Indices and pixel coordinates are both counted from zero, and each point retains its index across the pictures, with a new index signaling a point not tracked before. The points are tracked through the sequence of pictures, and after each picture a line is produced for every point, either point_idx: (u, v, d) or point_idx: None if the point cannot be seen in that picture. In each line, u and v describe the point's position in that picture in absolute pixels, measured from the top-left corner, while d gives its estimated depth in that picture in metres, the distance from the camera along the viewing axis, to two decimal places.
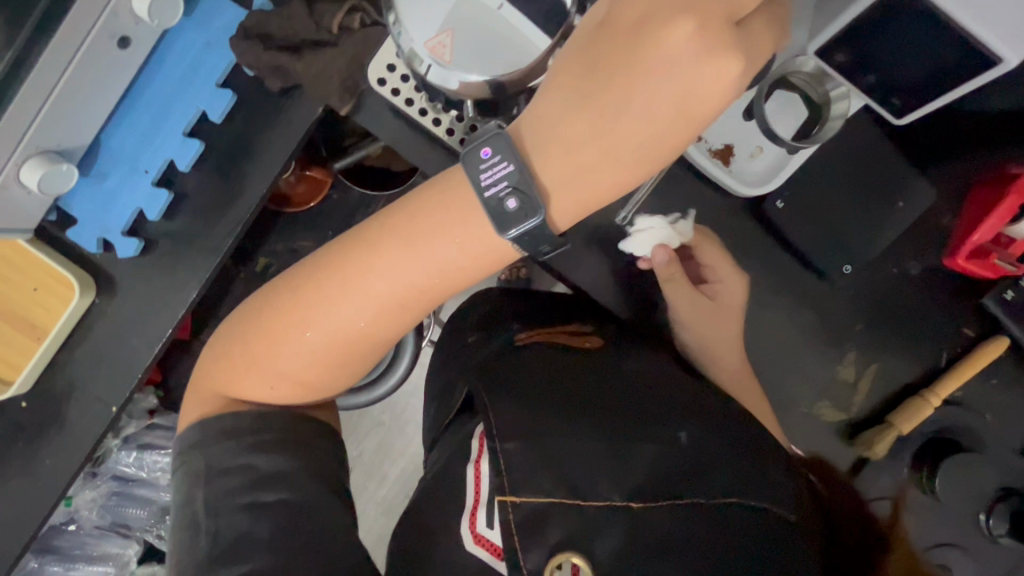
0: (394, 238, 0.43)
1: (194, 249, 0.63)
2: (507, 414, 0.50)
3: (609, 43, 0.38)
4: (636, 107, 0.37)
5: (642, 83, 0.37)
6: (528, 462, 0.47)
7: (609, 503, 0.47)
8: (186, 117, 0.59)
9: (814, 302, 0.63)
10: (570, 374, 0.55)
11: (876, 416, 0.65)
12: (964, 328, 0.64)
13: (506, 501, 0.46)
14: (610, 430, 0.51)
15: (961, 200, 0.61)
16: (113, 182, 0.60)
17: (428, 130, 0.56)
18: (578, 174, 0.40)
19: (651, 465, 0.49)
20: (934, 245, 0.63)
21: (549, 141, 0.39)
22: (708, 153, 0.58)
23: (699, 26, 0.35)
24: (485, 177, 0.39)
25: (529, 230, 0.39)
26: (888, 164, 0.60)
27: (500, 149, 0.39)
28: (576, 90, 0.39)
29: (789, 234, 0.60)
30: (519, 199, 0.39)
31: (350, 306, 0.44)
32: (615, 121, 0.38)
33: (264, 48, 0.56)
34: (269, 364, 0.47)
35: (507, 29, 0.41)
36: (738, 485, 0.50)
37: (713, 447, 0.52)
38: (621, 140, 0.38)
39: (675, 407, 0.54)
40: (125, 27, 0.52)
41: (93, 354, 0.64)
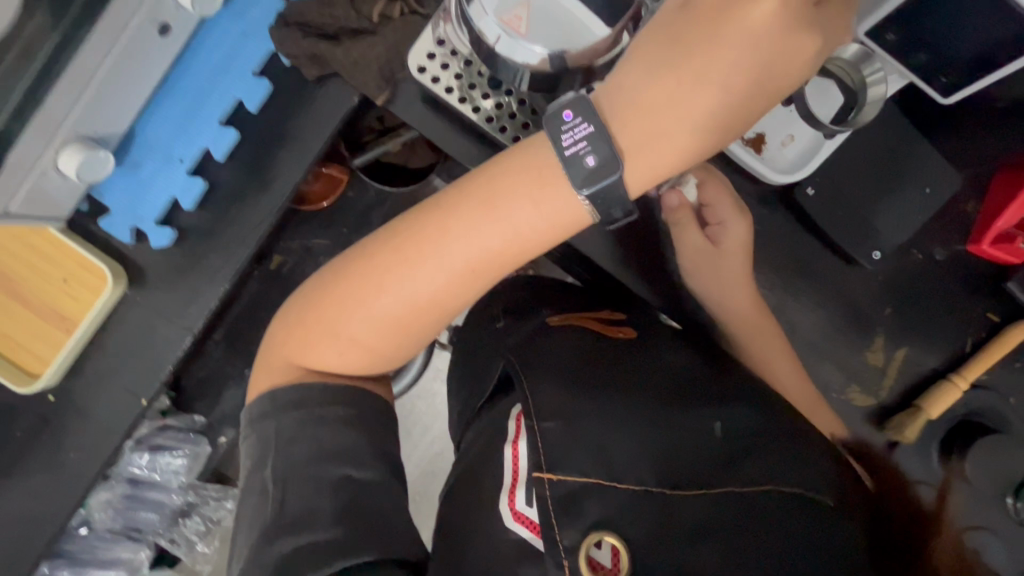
0: (471, 199, 0.42)
1: (227, 238, 0.62)
2: (553, 393, 0.48)
3: (689, 18, 0.38)
4: (715, 77, 0.37)
5: (722, 54, 0.37)
6: (568, 440, 0.45)
7: (643, 488, 0.43)
8: (222, 106, 0.59)
9: (840, 288, 0.65)
10: (613, 355, 0.54)
11: (904, 400, 0.67)
12: (987, 311, 0.66)
13: (542, 477, 0.43)
14: (647, 414, 0.48)
15: (980, 186, 0.64)
16: (147, 171, 0.59)
17: (468, 118, 0.56)
18: (651, 143, 0.39)
19: (681, 447, 0.46)
20: (957, 231, 0.65)
21: (625, 111, 0.39)
22: (742, 141, 0.59)
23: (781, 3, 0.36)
24: (566, 138, 0.39)
25: (603, 188, 0.39)
26: (916, 153, 0.61)
27: (582, 111, 0.39)
28: (658, 60, 0.38)
29: (821, 222, 0.61)
30: (597, 157, 0.39)
31: (431, 268, 0.43)
32: (688, 92, 0.38)
33: (303, 36, 0.57)
34: (342, 328, 0.46)
35: (565, 11, 0.42)
36: (773, 474, 0.46)
37: (746, 432, 0.49)
38: (697, 110, 0.38)
39: (712, 396, 0.51)
40: (167, 13, 0.52)
41: (123, 344, 0.63)
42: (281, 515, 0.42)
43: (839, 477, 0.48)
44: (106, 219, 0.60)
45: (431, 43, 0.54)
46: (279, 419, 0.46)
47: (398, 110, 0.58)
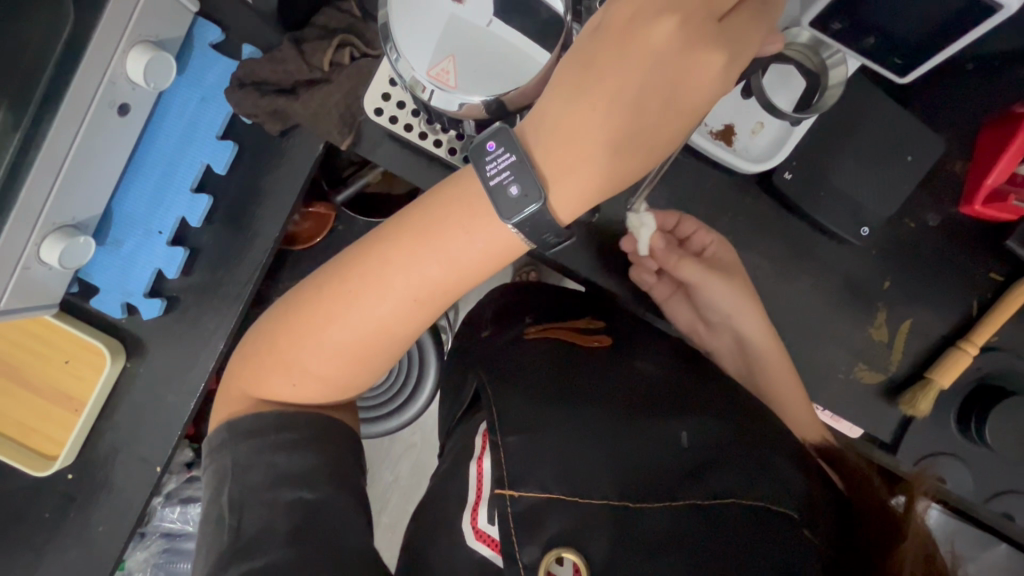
0: (409, 227, 0.40)
1: (216, 299, 0.63)
2: (518, 413, 0.48)
3: (601, 44, 0.36)
4: (631, 97, 0.36)
5: (633, 76, 0.36)
6: (530, 455, 0.45)
7: (605, 502, 0.43)
8: (192, 173, 0.60)
9: (833, 268, 0.63)
10: (583, 371, 0.54)
11: (915, 372, 0.65)
12: (991, 272, 0.64)
13: (503, 495, 0.44)
14: (613, 427, 0.48)
15: (966, 145, 0.62)
16: (129, 247, 0.61)
17: (430, 152, 0.56)
18: (575, 168, 0.37)
19: (646, 463, 0.46)
20: (949, 194, 0.63)
21: (546, 138, 0.37)
22: (710, 135, 0.58)
23: (684, 20, 0.34)
24: (489, 168, 0.37)
25: (530, 218, 0.37)
26: (896, 121, 0.59)
27: (504, 141, 0.37)
28: (574, 87, 0.37)
29: (800, 202, 0.60)
30: (521, 185, 0.37)
31: (373, 299, 0.41)
32: (605, 116, 0.36)
33: (260, 94, 0.57)
34: (294, 359, 0.45)
35: (501, 43, 0.42)
36: (742, 486, 0.44)
37: (716, 442, 0.48)
38: (618, 133, 0.37)
39: (683, 408, 0.50)
40: (122, 94, 0.53)
41: (132, 416, 0.65)
42: (237, 538, 0.41)
43: (809, 484, 0.46)
44: (96, 299, 0.62)
45: (386, 82, 0.55)
46: (236, 447, 0.44)
47: (363, 153, 0.58)
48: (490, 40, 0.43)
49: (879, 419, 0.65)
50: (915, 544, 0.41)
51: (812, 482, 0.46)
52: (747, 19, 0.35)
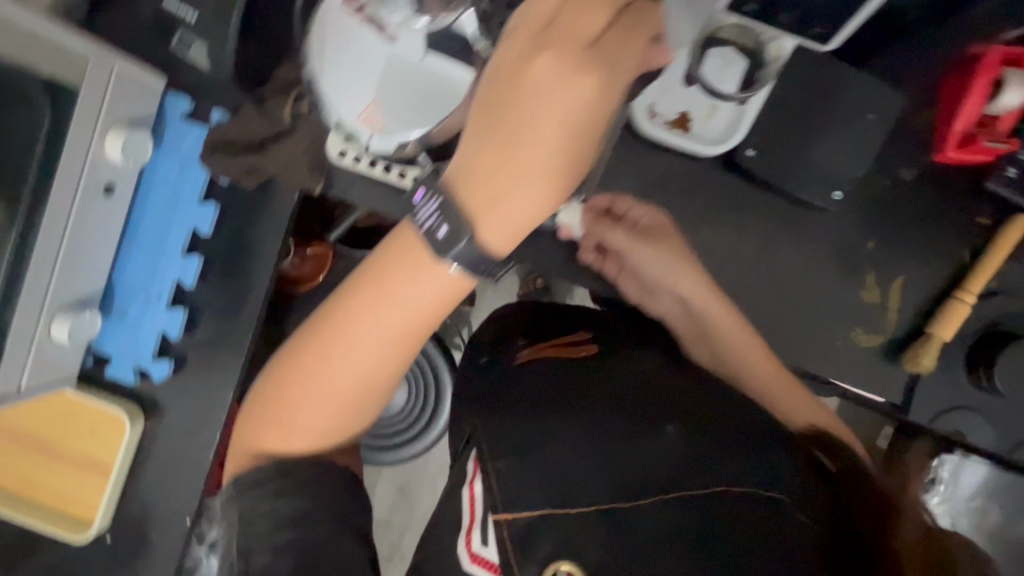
0: (367, 279, 0.42)
1: (220, 353, 0.67)
2: (506, 437, 0.48)
3: (496, 84, 0.35)
4: (536, 126, 0.34)
5: (533, 107, 0.34)
6: (522, 475, 0.45)
7: (598, 507, 0.43)
8: (182, 237, 0.64)
9: (810, 236, 0.63)
10: (571, 385, 0.54)
11: (916, 329, 0.64)
12: (979, 217, 0.62)
13: (500, 519, 0.43)
14: (603, 434, 0.48)
15: (929, 93, 0.61)
16: (134, 315, 0.64)
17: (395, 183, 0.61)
18: (498, 203, 0.36)
19: (637, 467, 0.45)
20: (921, 145, 0.62)
21: (463, 181, 0.37)
22: (666, 125, 0.60)
23: (561, 43, 0.33)
24: (420, 215, 0.38)
25: (462, 258, 0.38)
26: (854, 81, 0.59)
27: (431, 189, 0.38)
28: (480, 128, 0.36)
29: (767, 176, 0.61)
30: (450, 225, 0.37)
31: (353, 347, 0.43)
32: (514, 149, 0.35)
33: (232, 155, 0.60)
34: (284, 414, 0.47)
35: (434, 78, 0.45)
36: (734, 475, 0.44)
37: (707, 436, 0.47)
38: (531, 164, 0.35)
39: (671, 408, 0.51)
40: (106, 175, 0.57)
41: (158, 473, 0.68)
42: None
43: (802, 472, 0.46)
44: (110, 367, 0.65)
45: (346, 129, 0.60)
46: (240, 498, 0.46)
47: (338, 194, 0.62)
48: (424, 76, 0.45)
49: (886, 381, 0.64)
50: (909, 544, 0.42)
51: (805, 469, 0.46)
52: (629, 25, 0.34)
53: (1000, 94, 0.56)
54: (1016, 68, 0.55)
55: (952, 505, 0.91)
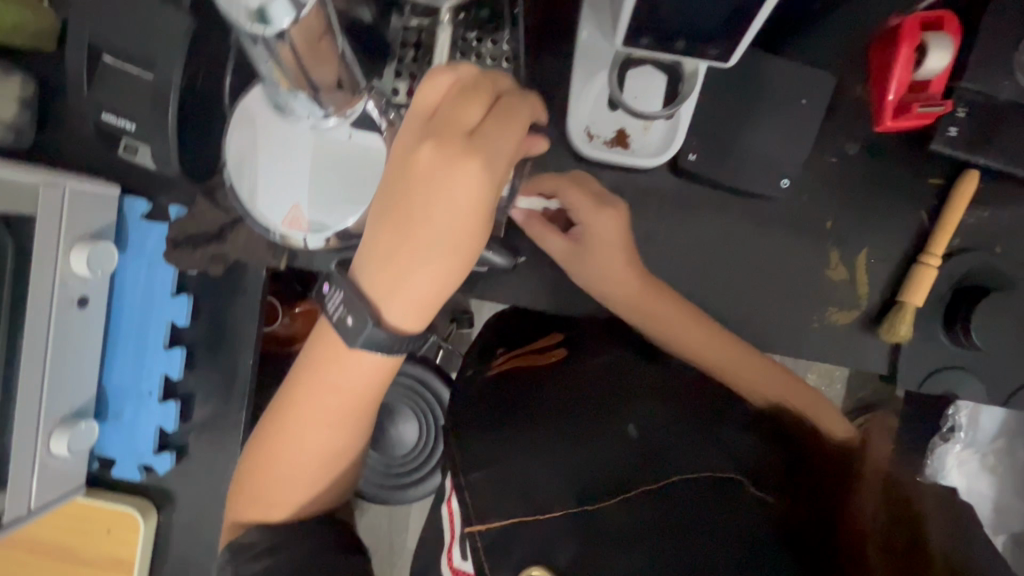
0: (322, 347, 0.45)
1: (218, 434, 0.68)
2: (471, 451, 0.48)
3: (391, 169, 0.39)
4: (423, 207, 0.38)
5: (420, 193, 0.38)
6: (493, 487, 0.44)
7: (567, 512, 0.42)
8: (161, 333, 0.65)
9: (769, 225, 0.64)
10: (534, 391, 0.56)
11: (888, 298, 0.64)
12: (930, 178, 0.63)
13: (473, 530, 0.42)
14: (563, 437, 0.48)
15: (859, 66, 0.61)
16: (130, 414, 0.66)
17: None
18: (397, 280, 0.39)
19: (599, 465, 0.45)
20: (860, 118, 0.62)
21: (368, 260, 0.40)
22: (606, 145, 0.61)
23: (436, 142, 0.37)
24: (329, 307, 0.41)
25: (369, 340, 0.40)
26: (780, 70, 0.59)
27: (335, 282, 0.41)
28: (381, 206, 0.39)
29: (713, 176, 0.62)
30: (354, 314, 0.40)
31: (325, 406, 0.46)
32: (408, 230, 0.39)
33: (194, 247, 0.62)
34: (274, 484, 0.50)
35: (362, 155, 0.48)
36: (685, 467, 0.46)
37: (665, 437, 0.49)
38: (423, 240, 0.38)
39: (626, 407, 0.52)
40: (78, 290, 0.59)
41: (179, 561, 0.70)
42: None
43: (756, 456, 0.49)
44: (115, 468, 0.67)
45: None
46: None
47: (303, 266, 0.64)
48: (350, 156, 0.48)
49: (868, 353, 0.65)
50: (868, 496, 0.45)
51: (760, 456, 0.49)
52: (498, 119, 0.37)
53: (926, 59, 0.56)
54: (935, 31, 0.56)
55: (977, 448, 0.90)
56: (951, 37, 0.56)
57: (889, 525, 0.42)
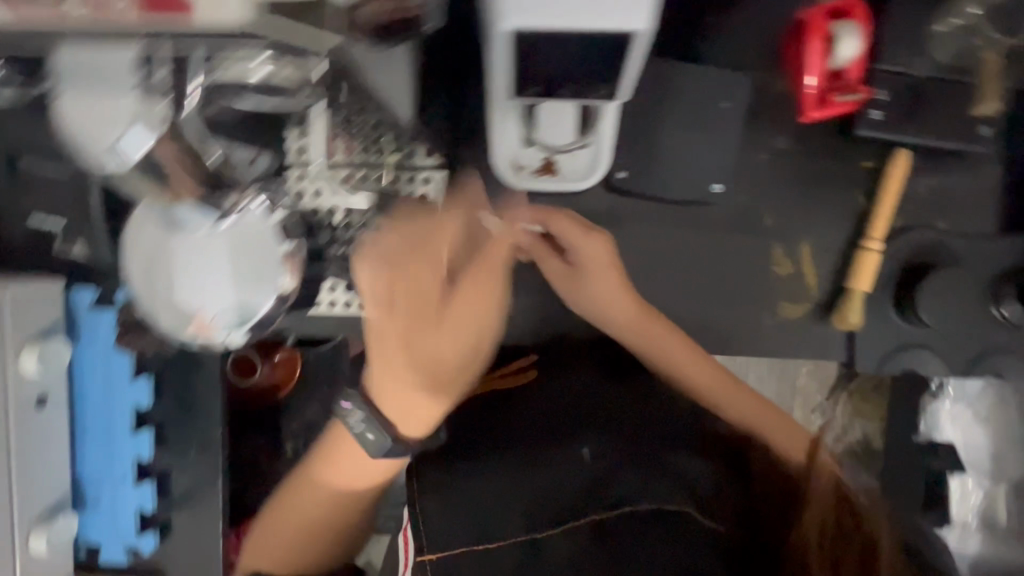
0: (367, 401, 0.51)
1: (198, 507, 0.69)
2: (445, 486, 0.51)
3: (381, 293, 0.49)
4: (444, 328, 0.49)
5: (442, 313, 0.49)
6: (446, 519, 0.48)
7: (521, 540, 0.46)
8: (126, 418, 0.66)
9: (709, 229, 0.64)
10: (503, 416, 0.59)
11: (837, 285, 0.64)
12: (862, 162, 0.63)
13: (423, 560, 0.46)
14: (522, 470, 0.52)
15: (776, 61, 0.61)
16: (107, 501, 0.67)
17: (330, 309, 0.63)
18: (404, 395, 0.48)
19: (554, 495, 0.50)
20: (785, 112, 0.62)
21: (378, 375, 0.48)
22: (534, 174, 0.60)
23: (450, 272, 0.51)
24: (352, 424, 0.48)
25: (391, 447, 0.48)
26: (697, 77, 0.59)
27: (354, 400, 0.48)
28: (392, 324, 0.48)
29: (645, 190, 0.62)
30: (374, 431, 0.48)
31: (353, 486, 0.51)
32: (420, 345, 0.48)
33: (144, 330, 0.62)
34: (289, 524, 0.52)
35: (249, 239, 0.46)
36: (637, 490, 0.49)
37: (616, 456, 0.53)
38: (448, 354, 0.50)
39: (585, 431, 0.56)
40: (34, 391, 0.60)
41: None
42: None
43: (716, 481, 0.53)
44: (102, 554, 0.68)
45: None
46: None
47: None
48: (242, 244, 0.46)
49: (825, 343, 0.65)
50: (820, 508, 0.48)
51: (713, 473, 0.54)
52: (484, 266, 0.52)
53: (836, 47, 0.55)
54: (842, 20, 0.55)
55: None
56: (858, 24, 0.55)
57: (844, 543, 0.45)
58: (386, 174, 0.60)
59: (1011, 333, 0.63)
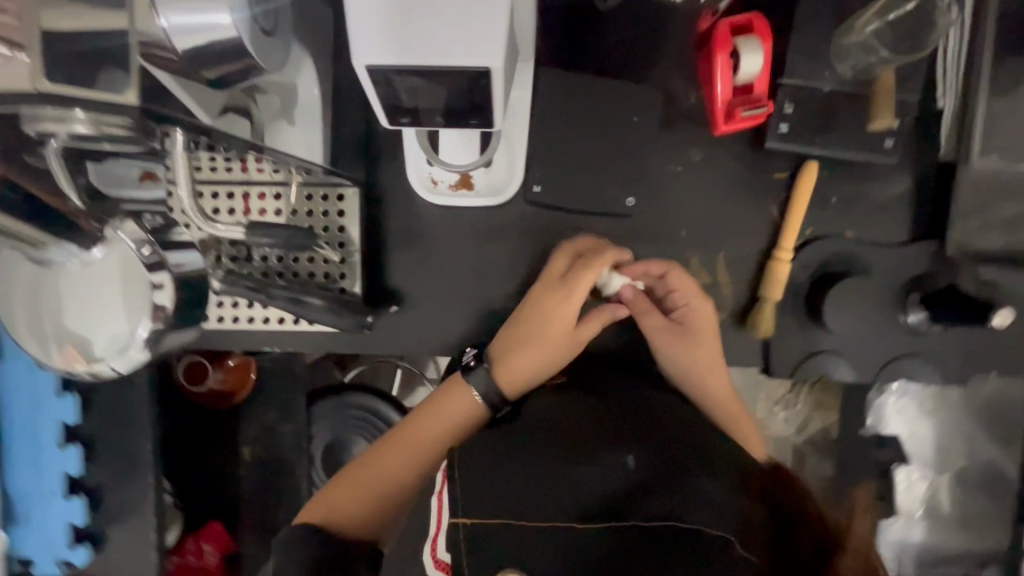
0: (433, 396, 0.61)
1: (133, 519, 0.70)
2: (477, 466, 0.47)
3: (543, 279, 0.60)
4: (544, 315, 0.58)
5: (543, 304, 0.58)
6: (484, 489, 0.44)
7: (553, 525, 0.42)
8: (53, 433, 0.66)
9: (629, 241, 0.65)
10: (561, 407, 0.53)
11: (753, 293, 0.66)
12: (776, 173, 0.64)
13: (457, 523, 0.43)
14: (563, 451, 0.47)
15: (688, 75, 0.62)
16: (37, 517, 0.67)
17: (259, 326, 0.64)
18: (513, 359, 0.58)
19: (596, 489, 0.43)
20: (699, 125, 0.63)
21: (499, 342, 0.59)
22: (451, 189, 0.62)
23: (585, 258, 0.59)
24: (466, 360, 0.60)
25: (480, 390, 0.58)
26: (606, 94, 0.61)
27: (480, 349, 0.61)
28: (535, 295, 0.59)
29: (563, 203, 0.63)
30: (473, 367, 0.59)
31: (437, 441, 0.57)
32: (533, 323, 0.58)
33: None
34: (337, 487, 0.56)
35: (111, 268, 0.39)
36: (684, 502, 0.41)
37: (668, 460, 0.45)
38: (546, 338, 0.58)
39: (640, 432, 0.49)
40: None
41: None
42: None
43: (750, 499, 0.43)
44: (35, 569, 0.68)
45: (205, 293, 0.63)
46: None
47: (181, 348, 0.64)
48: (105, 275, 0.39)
49: (744, 350, 0.66)
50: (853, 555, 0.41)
51: (757, 500, 0.43)
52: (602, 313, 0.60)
53: (740, 62, 0.56)
54: (744, 36, 0.56)
55: None
56: (761, 40, 0.56)
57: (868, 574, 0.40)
58: (296, 189, 0.60)
59: (919, 338, 0.65)
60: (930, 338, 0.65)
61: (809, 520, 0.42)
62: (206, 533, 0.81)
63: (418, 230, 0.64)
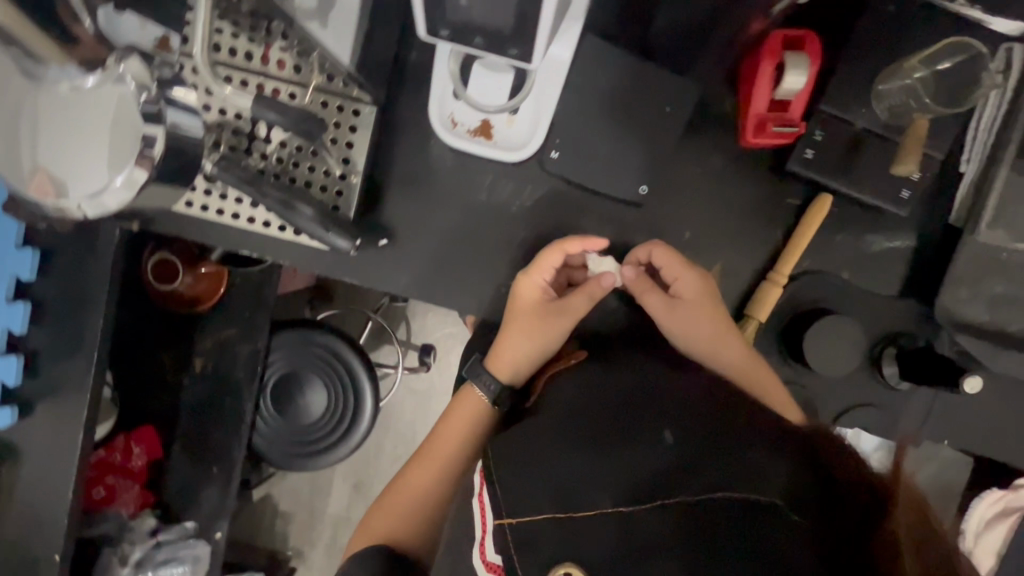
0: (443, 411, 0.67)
1: (65, 393, 0.67)
2: (516, 458, 0.47)
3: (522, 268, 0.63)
4: (523, 298, 0.61)
5: (521, 289, 0.62)
6: (524, 483, 0.44)
7: (600, 511, 0.42)
8: (3, 286, 0.64)
9: (630, 231, 0.64)
10: (581, 393, 0.52)
11: (739, 312, 0.66)
12: (789, 198, 0.63)
13: (503, 523, 0.43)
14: (589, 439, 0.47)
15: (727, 80, 0.62)
16: None
17: (242, 225, 0.61)
18: (505, 346, 0.63)
19: (632, 471, 0.44)
20: (726, 132, 0.62)
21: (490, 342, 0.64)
22: (468, 134, 0.60)
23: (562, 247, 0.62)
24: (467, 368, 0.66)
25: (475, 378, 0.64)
26: (646, 77, 0.59)
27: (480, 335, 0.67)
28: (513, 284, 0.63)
29: (575, 176, 0.62)
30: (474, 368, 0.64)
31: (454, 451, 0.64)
32: (517, 308, 0.62)
33: None
34: (383, 512, 0.64)
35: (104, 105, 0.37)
36: (728, 478, 0.41)
37: (701, 438, 0.45)
38: (530, 315, 0.62)
39: (667, 412, 0.48)
40: None
41: (21, 518, 0.68)
42: None
43: (796, 468, 0.43)
44: None
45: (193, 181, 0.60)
46: None
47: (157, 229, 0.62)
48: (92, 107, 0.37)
49: None
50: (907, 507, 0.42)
51: (798, 467, 0.43)
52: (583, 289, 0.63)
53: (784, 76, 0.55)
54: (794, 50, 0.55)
55: None
56: (810, 58, 0.55)
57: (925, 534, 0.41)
58: (312, 94, 0.58)
59: (886, 391, 0.65)
60: (896, 392, 0.65)
61: (858, 487, 0.43)
62: (139, 433, 0.78)
63: (426, 168, 0.62)
